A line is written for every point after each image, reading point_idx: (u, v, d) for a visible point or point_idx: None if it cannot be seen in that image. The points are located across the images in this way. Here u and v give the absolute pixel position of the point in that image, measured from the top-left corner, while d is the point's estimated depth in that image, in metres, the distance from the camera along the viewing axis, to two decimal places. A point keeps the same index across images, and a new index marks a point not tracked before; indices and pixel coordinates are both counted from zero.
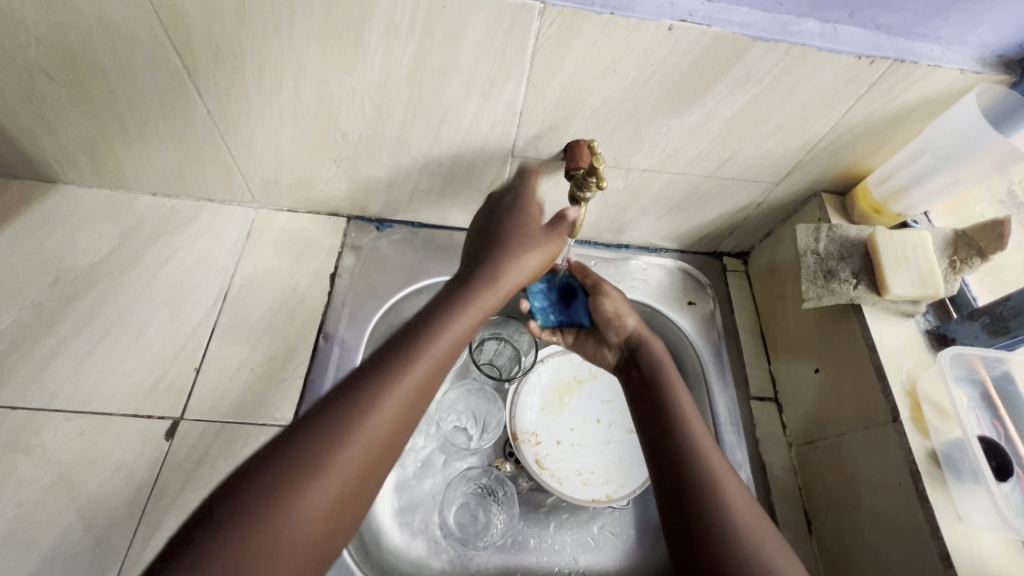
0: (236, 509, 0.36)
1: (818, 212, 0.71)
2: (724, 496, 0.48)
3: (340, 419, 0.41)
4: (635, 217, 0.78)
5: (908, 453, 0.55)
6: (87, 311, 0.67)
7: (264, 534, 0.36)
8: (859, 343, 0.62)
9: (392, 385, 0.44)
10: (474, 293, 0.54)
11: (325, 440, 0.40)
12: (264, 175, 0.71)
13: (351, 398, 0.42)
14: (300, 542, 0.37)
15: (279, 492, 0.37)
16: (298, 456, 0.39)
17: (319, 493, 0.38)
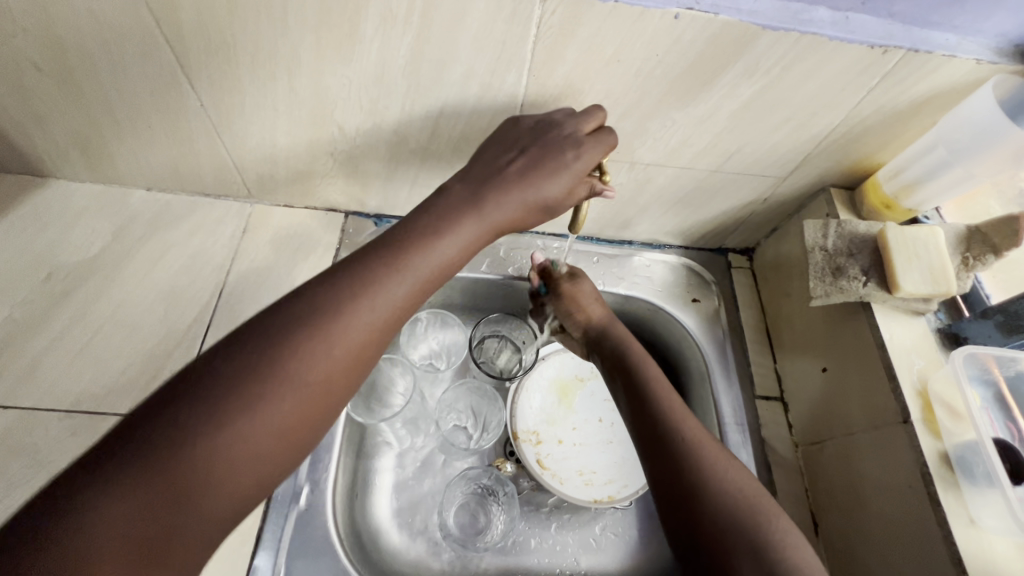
0: (208, 405, 0.37)
1: (826, 207, 0.70)
2: (738, 505, 0.45)
3: (303, 329, 0.41)
4: (638, 213, 0.76)
5: (920, 455, 0.54)
6: (80, 308, 0.66)
7: (233, 434, 0.37)
8: (869, 342, 0.61)
9: (362, 299, 0.43)
10: (468, 215, 0.51)
11: (287, 350, 0.40)
12: (260, 169, 0.70)
13: (319, 309, 0.42)
14: (252, 448, 0.38)
15: (233, 398, 0.38)
16: (261, 363, 0.39)
17: (273, 404, 0.39)
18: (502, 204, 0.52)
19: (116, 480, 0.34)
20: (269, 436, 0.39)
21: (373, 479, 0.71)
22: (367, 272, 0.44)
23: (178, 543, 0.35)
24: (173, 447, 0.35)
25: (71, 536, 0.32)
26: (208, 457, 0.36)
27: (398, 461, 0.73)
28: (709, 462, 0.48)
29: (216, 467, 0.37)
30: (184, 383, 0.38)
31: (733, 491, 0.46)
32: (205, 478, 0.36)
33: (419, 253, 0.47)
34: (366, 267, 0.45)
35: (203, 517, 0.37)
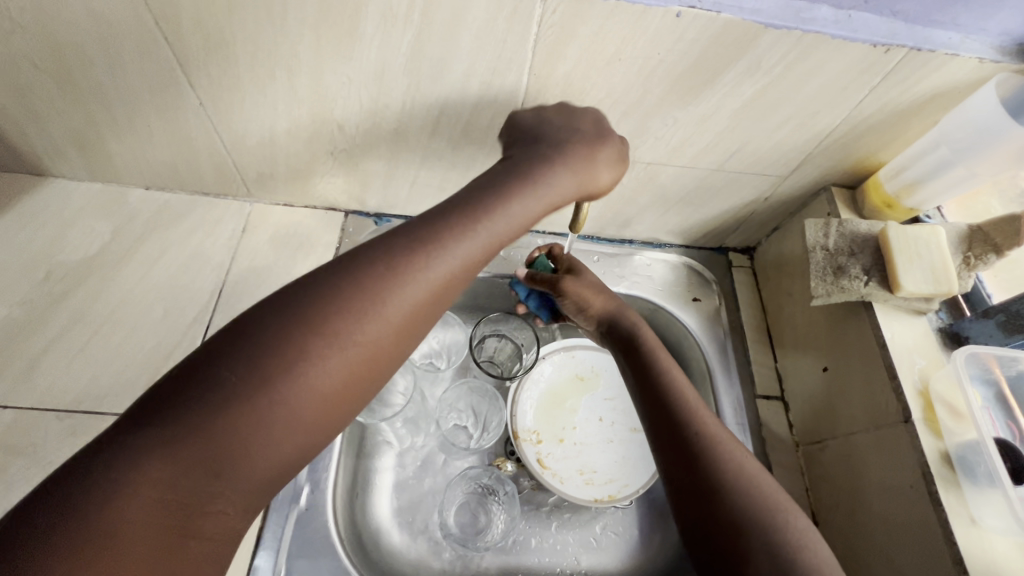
0: (243, 369, 0.36)
1: (827, 206, 0.70)
2: (756, 505, 0.44)
3: (353, 292, 0.39)
4: (638, 212, 0.76)
5: (922, 454, 0.53)
6: (78, 308, 0.66)
7: (267, 402, 0.36)
8: (870, 342, 0.61)
9: (415, 265, 0.41)
10: (523, 189, 0.48)
11: (338, 311, 0.38)
12: (260, 168, 0.69)
13: (373, 270, 0.40)
14: (297, 411, 0.37)
15: (281, 358, 0.36)
16: (311, 322, 0.38)
17: (320, 366, 0.37)
18: (548, 179, 0.50)
19: (145, 450, 0.33)
20: (307, 407, 0.38)
21: (373, 478, 0.71)
22: (424, 236, 0.42)
23: (208, 510, 0.35)
24: (204, 422, 0.34)
25: (109, 489, 0.32)
26: (240, 429, 0.35)
27: (398, 460, 0.73)
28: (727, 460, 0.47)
29: (248, 440, 0.35)
30: (214, 352, 0.36)
31: (754, 494, 0.45)
32: (236, 451, 0.35)
33: (475, 219, 0.45)
34: (424, 231, 0.43)
35: (241, 477, 0.36)
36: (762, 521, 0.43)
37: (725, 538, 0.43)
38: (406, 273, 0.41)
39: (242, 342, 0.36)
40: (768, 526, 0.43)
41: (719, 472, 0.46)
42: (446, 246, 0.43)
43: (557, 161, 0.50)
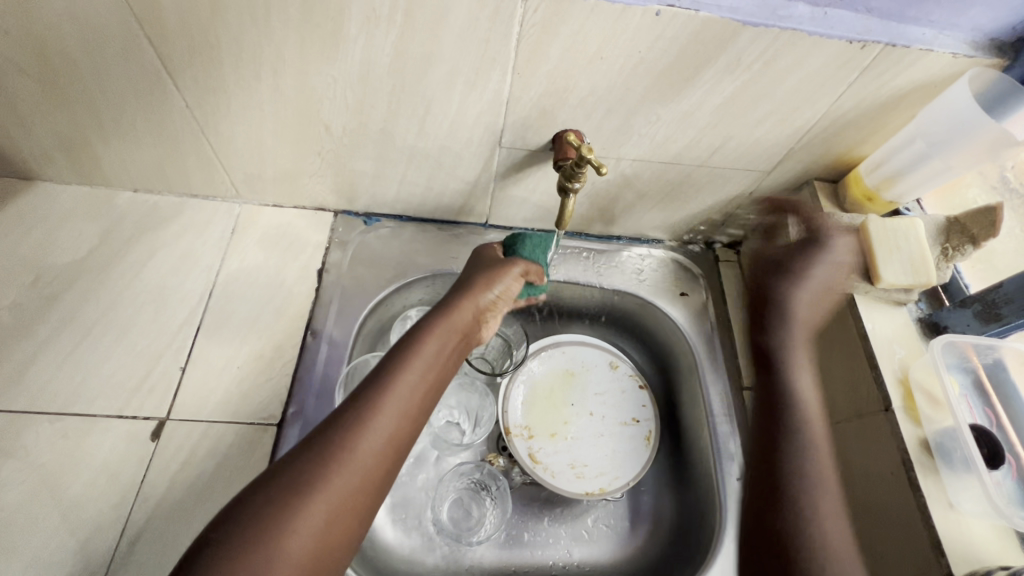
0: (239, 529, 0.42)
1: (810, 200, 0.71)
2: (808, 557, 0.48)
3: (292, 498, 0.44)
4: (625, 209, 0.77)
5: (900, 442, 0.55)
6: (69, 311, 0.66)
7: (267, 546, 0.41)
8: (852, 333, 0.62)
9: (343, 458, 0.46)
10: (453, 320, 0.58)
11: (308, 471, 0.45)
12: (248, 170, 0.70)
13: (298, 476, 0.45)
14: (296, 552, 0.42)
15: (272, 514, 0.43)
16: (252, 539, 0.41)
17: (308, 513, 0.43)
18: (467, 305, 0.60)
19: None
20: (306, 540, 0.43)
21: None
22: (344, 432, 0.48)
23: None
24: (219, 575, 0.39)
25: None
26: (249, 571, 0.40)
27: None
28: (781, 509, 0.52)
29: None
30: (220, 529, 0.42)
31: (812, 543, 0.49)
32: None
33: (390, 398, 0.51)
34: (340, 429, 0.48)
35: None
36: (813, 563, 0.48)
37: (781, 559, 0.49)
38: (336, 465, 0.46)
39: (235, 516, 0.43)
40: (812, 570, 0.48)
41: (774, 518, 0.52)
42: (369, 432, 0.48)
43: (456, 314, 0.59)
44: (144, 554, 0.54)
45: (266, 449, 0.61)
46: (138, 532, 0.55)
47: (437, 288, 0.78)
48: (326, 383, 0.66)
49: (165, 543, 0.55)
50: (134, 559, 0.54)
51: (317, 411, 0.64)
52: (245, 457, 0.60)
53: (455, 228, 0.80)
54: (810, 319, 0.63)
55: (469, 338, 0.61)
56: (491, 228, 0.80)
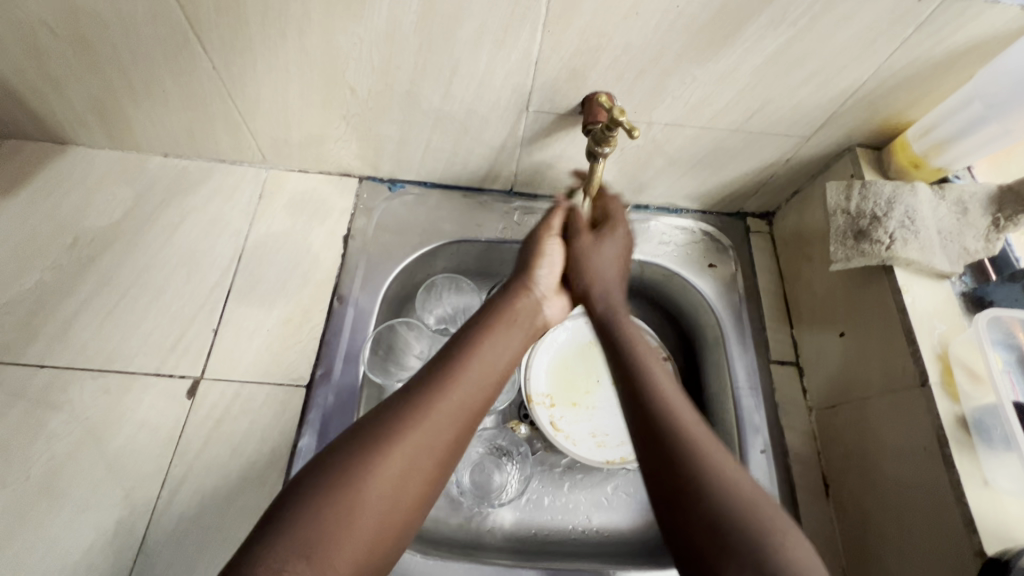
0: (327, 472, 0.44)
1: (851, 167, 0.67)
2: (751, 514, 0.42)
3: (367, 454, 0.45)
4: (654, 176, 0.75)
5: (936, 418, 0.53)
6: (106, 272, 0.67)
7: (350, 487, 0.43)
8: (889, 306, 0.59)
9: (416, 424, 0.48)
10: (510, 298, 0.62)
11: (387, 426, 0.47)
12: (275, 135, 0.70)
13: (371, 437, 0.46)
14: (374, 498, 0.44)
15: (353, 463, 0.45)
16: (337, 481, 0.44)
17: (386, 464, 0.45)
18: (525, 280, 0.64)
19: (269, 540, 0.40)
20: (384, 489, 0.44)
21: None
22: (418, 399, 0.49)
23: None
24: (308, 507, 0.42)
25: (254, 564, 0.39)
26: (333, 509, 0.42)
27: None
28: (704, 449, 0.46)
29: (345, 516, 0.42)
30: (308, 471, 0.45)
31: (728, 475, 0.45)
32: (334, 529, 0.42)
33: (462, 373, 0.52)
34: (413, 398, 0.50)
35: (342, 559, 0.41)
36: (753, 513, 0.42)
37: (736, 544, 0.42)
38: (410, 430, 0.47)
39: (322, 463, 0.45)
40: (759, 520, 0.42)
41: (691, 450, 0.46)
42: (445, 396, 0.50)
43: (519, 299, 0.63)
44: (185, 502, 0.57)
45: (297, 407, 0.63)
46: (179, 482, 0.57)
47: (461, 256, 0.78)
48: (353, 346, 0.67)
49: (204, 493, 0.57)
50: (176, 506, 0.56)
51: (345, 373, 0.66)
52: (277, 414, 0.62)
53: (480, 195, 0.79)
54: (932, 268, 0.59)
55: (534, 324, 0.64)
56: (516, 195, 0.79)
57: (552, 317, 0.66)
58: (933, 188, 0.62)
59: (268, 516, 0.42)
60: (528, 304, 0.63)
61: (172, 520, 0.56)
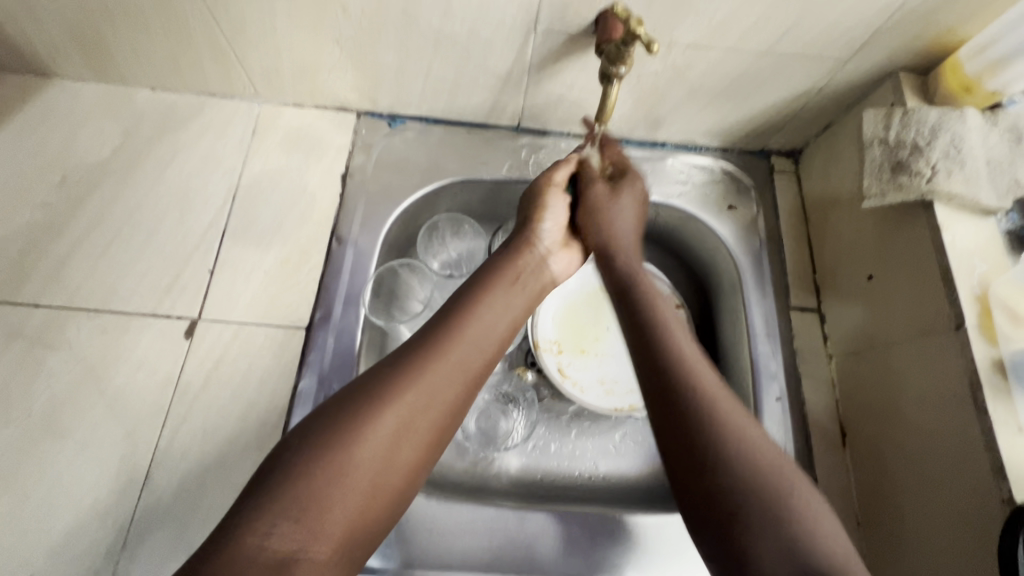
0: (315, 436, 0.41)
1: (892, 95, 0.61)
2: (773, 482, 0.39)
3: (356, 418, 0.42)
4: (672, 109, 0.69)
5: (969, 363, 0.49)
6: (97, 211, 0.65)
7: (340, 453, 0.40)
8: (926, 245, 0.55)
9: (413, 382, 0.45)
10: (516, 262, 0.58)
11: (382, 392, 0.44)
12: (265, 64, 0.65)
13: (367, 397, 0.43)
14: (365, 466, 0.41)
15: (342, 427, 0.41)
16: (326, 447, 0.40)
17: (376, 431, 0.42)
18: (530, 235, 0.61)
19: (251, 509, 0.37)
20: (376, 458, 0.41)
21: None
22: (414, 361, 0.46)
23: (307, 560, 0.37)
24: (293, 473, 0.39)
25: (237, 531, 0.36)
26: (321, 477, 0.39)
27: None
28: (733, 428, 0.42)
29: (332, 485, 0.39)
30: (296, 434, 0.42)
31: (756, 456, 0.41)
32: (322, 498, 0.39)
33: (461, 332, 0.49)
34: (410, 356, 0.46)
35: (330, 528, 0.38)
36: (783, 500, 0.39)
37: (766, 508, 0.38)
38: (406, 391, 0.44)
39: (312, 426, 0.42)
40: (786, 507, 0.38)
41: (718, 431, 0.42)
42: (440, 361, 0.46)
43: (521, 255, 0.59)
44: (186, 442, 0.56)
45: (297, 350, 0.61)
46: (179, 422, 0.57)
47: (465, 196, 0.74)
48: (353, 289, 0.65)
49: (205, 433, 0.57)
50: (177, 446, 0.56)
51: (345, 316, 0.63)
52: (277, 356, 0.60)
53: (485, 131, 0.74)
54: (978, 203, 0.54)
55: (541, 280, 0.60)
56: (524, 132, 0.74)
57: (559, 272, 0.62)
58: (985, 113, 0.57)
59: (258, 477, 0.40)
60: (532, 259, 0.60)
61: (174, 459, 0.55)
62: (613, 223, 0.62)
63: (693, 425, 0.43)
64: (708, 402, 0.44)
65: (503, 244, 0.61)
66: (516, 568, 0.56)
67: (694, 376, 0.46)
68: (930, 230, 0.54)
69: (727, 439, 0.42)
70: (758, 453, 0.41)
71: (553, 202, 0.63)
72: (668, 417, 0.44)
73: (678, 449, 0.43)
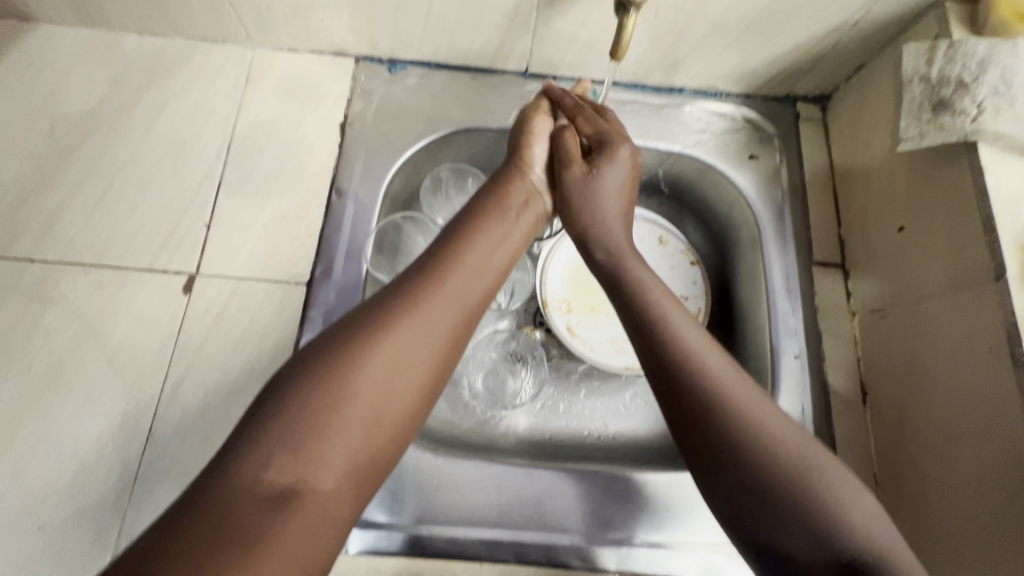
0: (308, 370, 0.39)
1: (936, 27, 0.56)
2: (790, 466, 0.38)
3: (351, 348, 0.40)
4: (692, 49, 0.64)
5: (1008, 314, 0.46)
6: (87, 163, 0.62)
7: (338, 384, 0.38)
8: (966, 191, 0.51)
9: (405, 313, 0.42)
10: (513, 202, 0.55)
11: (376, 321, 0.41)
12: (255, 3, 0.61)
13: (358, 327, 0.41)
14: (365, 397, 0.39)
15: (338, 358, 0.39)
16: (320, 377, 0.38)
17: (375, 365, 0.40)
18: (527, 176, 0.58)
19: (247, 444, 0.35)
20: (377, 392, 0.39)
21: None
22: (409, 288, 0.44)
23: (310, 490, 0.35)
24: (289, 407, 0.37)
25: (235, 464, 0.35)
26: (319, 412, 0.37)
27: None
28: (746, 414, 0.40)
29: (331, 416, 0.37)
30: (288, 367, 0.40)
31: (774, 442, 0.39)
32: (321, 430, 0.37)
33: (454, 263, 0.46)
34: (400, 290, 0.44)
35: (332, 457, 0.36)
36: (807, 489, 0.37)
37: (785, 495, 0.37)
38: (397, 323, 0.41)
39: (304, 362, 0.39)
40: (810, 494, 0.37)
41: (732, 424, 0.40)
42: (438, 292, 0.44)
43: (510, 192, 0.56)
44: (188, 398, 0.55)
45: (297, 305, 0.59)
46: (181, 378, 0.56)
47: (471, 148, 0.71)
48: (354, 243, 0.62)
49: (207, 389, 0.55)
50: (179, 402, 0.55)
51: (347, 271, 0.61)
52: (277, 313, 0.59)
53: (491, 77, 0.70)
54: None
55: (534, 212, 0.57)
56: (532, 77, 0.70)
57: (550, 213, 0.60)
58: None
59: (252, 412, 0.38)
60: (524, 194, 0.57)
61: (177, 415, 0.54)
62: (597, 202, 0.56)
63: (706, 421, 0.40)
64: (718, 380, 0.42)
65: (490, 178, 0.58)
66: (525, 525, 0.56)
67: (700, 362, 0.43)
68: (970, 175, 0.50)
69: (735, 423, 0.40)
70: (774, 440, 0.39)
71: (554, 138, 0.59)
72: (673, 402, 0.42)
73: (695, 449, 0.41)
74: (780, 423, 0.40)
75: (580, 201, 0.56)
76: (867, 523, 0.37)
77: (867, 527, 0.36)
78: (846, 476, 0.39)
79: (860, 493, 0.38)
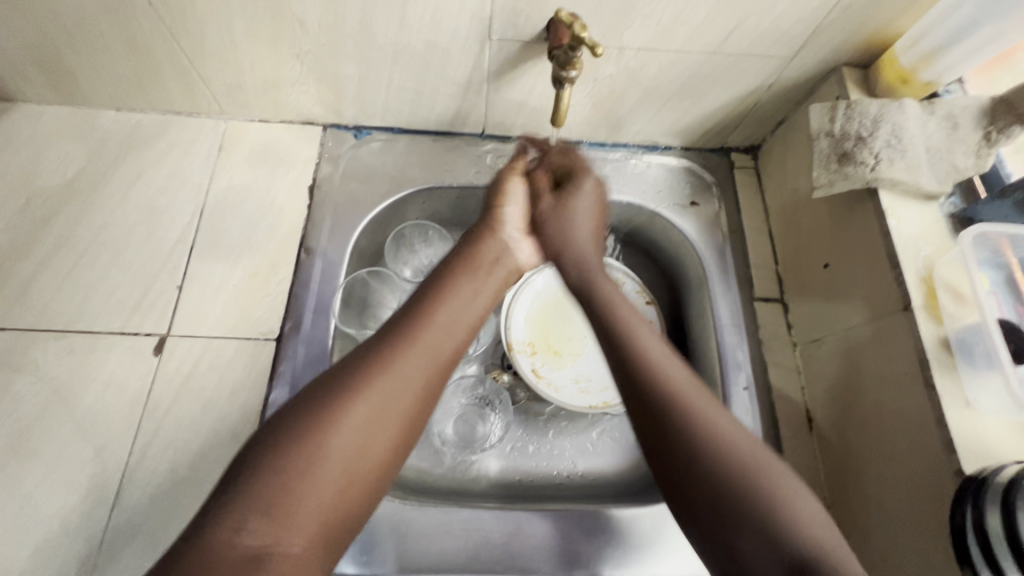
0: (279, 434, 0.40)
1: (837, 89, 0.64)
2: (734, 464, 0.42)
3: (323, 411, 0.41)
4: (632, 110, 0.71)
5: (917, 341, 0.51)
6: (62, 232, 0.65)
7: (310, 451, 0.39)
8: (874, 231, 0.57)
9: (382, 372, 0.44)
10: (480, 267, 0.56)
11: (344, 386, 0.43)
12: (227, 81, 0.66)
13: (334, 391, 0.42)
14: (338, 470, 0.40)
15: (312, 423, 0.40)
16: (292, 445, 0.39)
17: (346, 430, 0.41)
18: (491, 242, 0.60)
19: (218, 513, 0.37)
20: (344, 461, 0.40)
21: None
22: (383, 350, 0.45)
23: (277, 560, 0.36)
24: (263, 470, 0.38)
25: (209, 530, 0.36)
26: (292, 470, 0.39)
27: None
28: (695, 413, 0.44)
29: (302, 480, 0.38)
30: (263, 430, 0.41)
31: (727, 445, 0.43)
32: (294, 499, 0.38)
33: (426, 323, 0.48)
34: (375, 351, 0.45)
35: (303, 521, 0.38)
36: (757, 496, 0.40)
37: (734, 499, 0.40)
38: (375, 386, 0.43)
39: (278, 424, 0.41)
40: (759, 493, 0.40)
41: (683, 425, 0.44)
42: (411, 347, 0.46)
43: (481, 246, 0.59)
44: (157, 458, 0.56)
45: (267, 362, 0.61)
46: (150, 439, 0.57)
47: (434, 205, 0.76)
48: (323, 299, 0.65)
49: (176, 448, 0.56)
50: (148, 463, 0.56)
51: (315, 326, 0.64)
52: (247, 369, 0.61)
53: (450, 139, 0.75)
54: (919, 189, 0.56)
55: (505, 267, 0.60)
56: (489, 138, 0.75)
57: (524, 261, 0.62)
58: (921, 103, 0.59)
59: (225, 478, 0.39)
60: (495, 248, 0.59)
61: (144, 476, 0.55)
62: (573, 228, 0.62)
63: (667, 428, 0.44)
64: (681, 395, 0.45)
65: (464, 240, 0.61)
66: (493, 566, 0.57)
67: (658, 366, 0.47)
68: (874, 215, 0.57)
69: (686, 421, 0.44)
70: (733, 444, 0.43)
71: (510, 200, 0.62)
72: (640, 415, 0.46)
73: (658, 455, 0.44)
74: (730, 426, 0.44)
75: (553, 233, 0.62)
76: (801, 515, 0.40)
77: (810, 530, 0.39)
78: (794, 482, 0.42)
79: (805, 495, 0.41)
